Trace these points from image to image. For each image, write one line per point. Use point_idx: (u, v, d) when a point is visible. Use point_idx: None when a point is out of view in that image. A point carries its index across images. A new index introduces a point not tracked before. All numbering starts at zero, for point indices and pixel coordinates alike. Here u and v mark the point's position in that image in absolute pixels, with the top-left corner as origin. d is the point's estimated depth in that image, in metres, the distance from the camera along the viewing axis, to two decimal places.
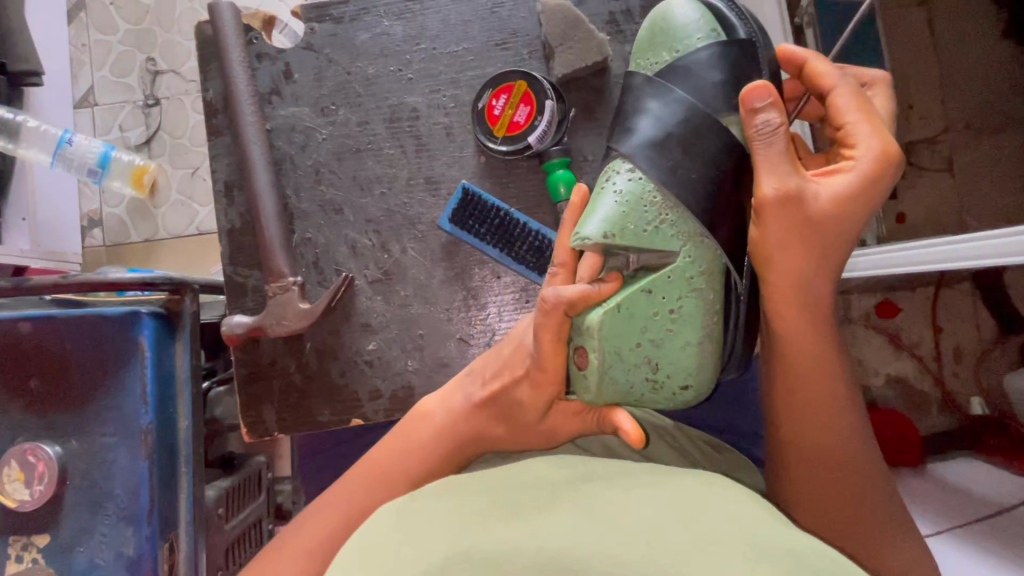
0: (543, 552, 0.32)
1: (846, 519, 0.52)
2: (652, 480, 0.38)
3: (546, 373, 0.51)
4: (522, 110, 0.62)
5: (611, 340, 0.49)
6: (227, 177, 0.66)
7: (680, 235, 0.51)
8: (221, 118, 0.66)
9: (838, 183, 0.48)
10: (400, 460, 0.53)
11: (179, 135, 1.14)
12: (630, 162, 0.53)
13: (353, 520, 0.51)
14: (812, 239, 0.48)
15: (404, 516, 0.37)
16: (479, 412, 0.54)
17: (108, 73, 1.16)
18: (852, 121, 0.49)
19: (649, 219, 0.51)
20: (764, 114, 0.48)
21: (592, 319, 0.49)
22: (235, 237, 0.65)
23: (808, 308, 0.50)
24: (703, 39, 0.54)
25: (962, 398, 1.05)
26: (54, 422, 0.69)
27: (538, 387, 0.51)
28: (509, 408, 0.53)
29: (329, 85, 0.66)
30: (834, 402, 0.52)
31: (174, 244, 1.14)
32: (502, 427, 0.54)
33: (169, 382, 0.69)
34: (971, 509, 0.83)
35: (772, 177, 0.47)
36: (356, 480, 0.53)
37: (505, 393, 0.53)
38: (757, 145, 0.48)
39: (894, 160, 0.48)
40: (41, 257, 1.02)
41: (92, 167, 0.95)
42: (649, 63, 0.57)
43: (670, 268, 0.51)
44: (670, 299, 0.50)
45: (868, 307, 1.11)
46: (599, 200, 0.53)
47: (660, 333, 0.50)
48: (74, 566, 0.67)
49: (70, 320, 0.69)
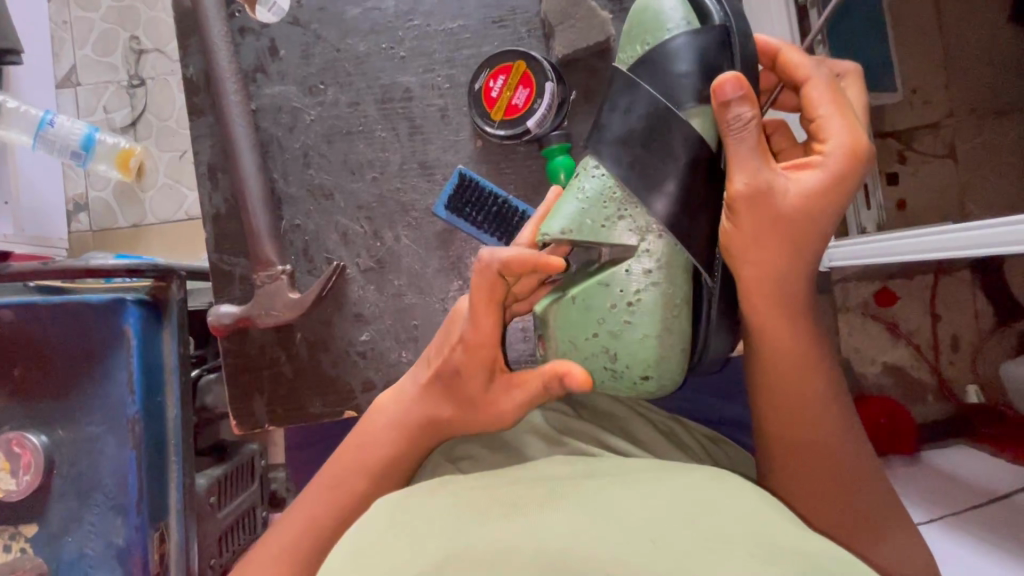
0: (543, 549, 0.31)
1: (842, 513, 0.50)
2: (643, 476, 0.37)
3: (479, 333, 0.46)
4: (521, 92, 0.59)
5: (568, 332, 0.51)
6: (210, 160, 0.63)
7: (638, 229, 0.50)
8: (204, 96, 0.63)
9: (808, 179, 0.46)
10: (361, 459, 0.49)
11: (165, 118, 1.11)
12: (596, 158, 0.53)
13: (316, 524, 0.48)
14: (783, 235, 0.46)
15: (399, 515, 0.36)
16: (426, 392, 0.49)
17: (90, 52, 1.12)
18: (824, 114, 0.47)
19: (610, 212, 0.51)
20: (737, 105, 0.45)
21: (547, 309, 0.53)
22: (220, 223, 0.63)
23: (780, 303, 0.49)
24: (675, 28, 0.51)
25: (958, 386, 1.07)
26: (38, 410, 0.67)
27: (475, 349, 0.46)
28: (452, 381, 0.47)
29: (318, 62, 0.63)
30: (813, 397, 0.50)
31: (162, 230, 1.11)
32: (450, 404, 0.48)
33: (156, 370, 0.68)
34: (966, 495, 0.83)
35: (742, 172, 0.46)
36: (324, 481, 0.49)
37: (446, 365, 0.47)
38: (730, 140, 0.46)
39: (868, 152, 0.47)
40: (27, 242, 0.99)
41: (76, 150, 0.93)
42: (626, 56, 0.55)
43: (628, 260, 0.50)
44: (628, 290, 0.50)
45: (865, 295, 1.08)
46: (564, 198, 0.53)
47: (618, 325, 0.50)
48: (62, 556, 0.66)
49: (53, 307, 0.67)
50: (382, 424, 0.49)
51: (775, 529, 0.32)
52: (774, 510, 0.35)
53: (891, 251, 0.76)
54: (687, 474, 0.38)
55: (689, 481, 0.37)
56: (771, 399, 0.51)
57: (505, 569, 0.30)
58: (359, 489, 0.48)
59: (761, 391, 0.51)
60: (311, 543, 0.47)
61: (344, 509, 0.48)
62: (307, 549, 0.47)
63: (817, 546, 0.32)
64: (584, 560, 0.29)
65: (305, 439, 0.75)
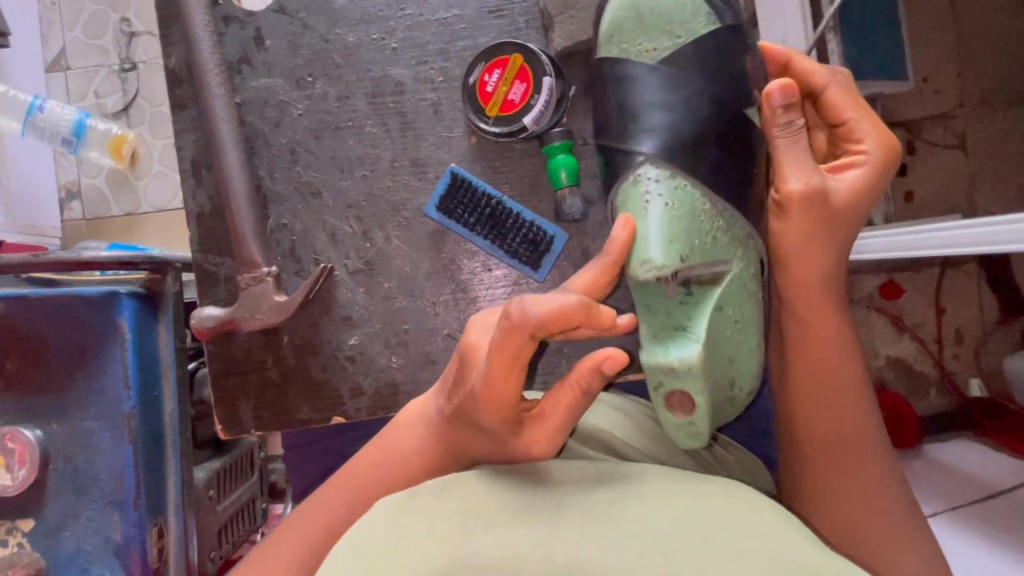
0: (550, 564, 0.30)
1: (867, 512, 0.48)
2: (654, 488, 0.36)
3: (496, 380, 0.42)
4: (518, 87, 0.58)
5: (706, 373, 0.45)
6: (195, 155, 0.62)
7: (734, 242, 0.49)
8: (187, 89, 0.61)
9: (853, 177, 0.48)
10: (379, 470, 0.49)
11: (159, 103, 1.09)
12: (667, 168, 0.49)
13: (335, 532, 0.47)
14: (835, 230, 0.47)
15: (405, 514, 0.35)
16: (449, 426, 0.48)
17: (79, 34, 1.09)
18: (852, 116, 0.49)
19: (705, 230, 0.48)
20: (785, 114, 0.47)
21: (686, 357, 0.44)
22: (205, 221, 0.62)
23: (831, 289, 0.49)
24: (704, 24, 0.51)
25: (960, 377, 1.06)
26: (33, 405, 0.66)
27: (498, 392, 0.43)
28: (478, 419, 0.45)
29: (305, 54, 0.61)
30: (857, 385, 0.49)
31: (156, 219, 1.10)
32: (484, 437, 0.46)
33: (152, 365, 0.67)
34: (967, 491, 0.83)
35: (796, 173, 0.47)
36: (337, 491, 0.49)
37: (462, 407, 0.46)
38: (782, 143, 0.47)
39: (896, 149, 0.50)
40: (18, 232, 0.98)
41: (66, 136, 0.91)
42: (644, 49, 0.51)
43: (728, 277, 0.48)
44: (736, 310, 0.48)
45: (872, 288, 1.05)
46: (643, 220, 0.47)
47: (733, 348, 0.48)
48: (60, 551, 0.66)
49: (44, 300, 0.66)
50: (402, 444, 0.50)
51: (782, 544, 0.32)
52: (783, 523, 0.35)
53: (902, 245, 0.75)
54: (701, 485, 0.37)
55: (705, 493, 0.36)
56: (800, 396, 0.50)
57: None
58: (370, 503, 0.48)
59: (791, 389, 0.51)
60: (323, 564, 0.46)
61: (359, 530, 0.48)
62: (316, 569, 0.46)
63: (822, 560, 0.31)
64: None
65: (298, 438, 0.75)
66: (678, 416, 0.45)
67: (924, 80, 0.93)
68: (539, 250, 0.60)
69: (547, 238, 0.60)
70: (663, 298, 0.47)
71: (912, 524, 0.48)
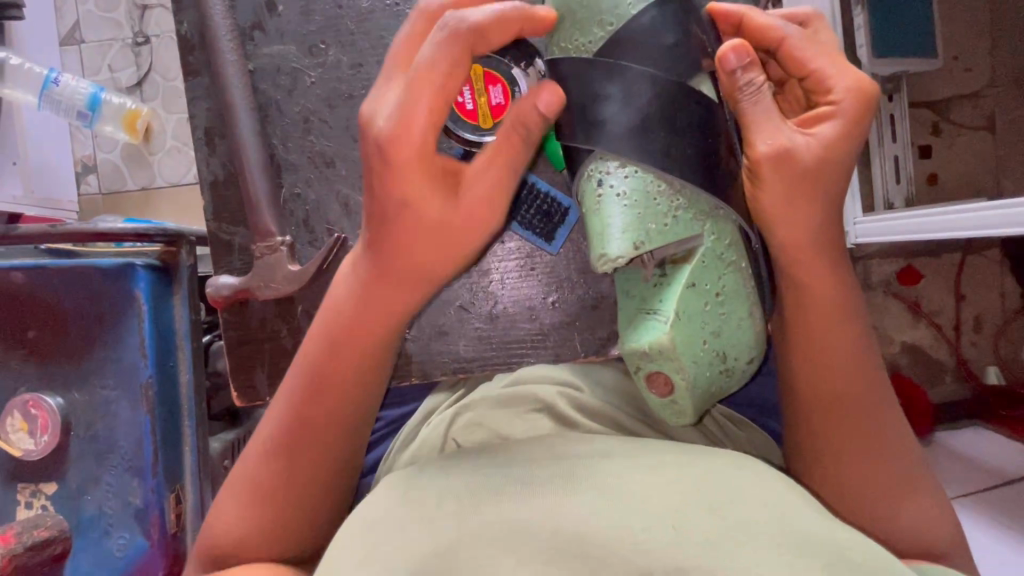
0: (560, 534, 0.30)
1: (872, 483, 0.47)
2: (666, 458, 0.36)
3: (416, 139, 0.36)
4: (495, 90, 0.58)
5: (688, 347, 0.45)
6: (208, 123, 0.62)
7: (699, 216, 0.47)
8: (199, 56, 0.61)
9: (826, 129, 0.45)
10: (321, 335, 0.43)
11: (171, 78, 1.08)
12: (615, 155, 0.48)
13: (306, 418, 0.44)
14: (813, 186, 0.45)
15: (413, 491, 0.36)
16: (380, 240, 0.40)
17: (92, 7, 1.09)
18: (817, 66, 0.46)
19: (663, 211, 0.47)
20: (744, 73, 0.44)
21: (657, 341, 0.45)
22: (220, 190, 0.62)
23: (827, 251, 0.47)
24: (636, 4, 0.48)
25: (977, 366, 1.04)
26: (53, 373, 0.68)
27: (423, 159, 0.37)
28: (414, 208, 0.38)
29: (318, 20, 0.60)
30: (849, 348, 0.48)
31: (170, 194, 1.10)
32: (427, 230, 0.39)
33: (168, 333, 0.68)
34: (980, 480, 0.83)
35: (763, 133, 0.44)
36: (294, 399, 0.44)
37: (385, 207, 0.38)
38: (743, 106, 0.44)
39: (874, 91, 0.46)
40: (37, 205, 0.99)
41: (81, 109, 0.92)
42: (580, 45, 0.49)
43: (700, 252, 0.47)
44: (713, 283, 0.47)
45: (889, 273, 1.02)
46: (603, 214, 0.47)
47: (717, 323, 0.47)
48: (82, 514, 0.68)
49: (63, 269, 0.67)
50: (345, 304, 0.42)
51: (798, 515, 0.32)
52: (799, 499, 0.35)
53: (911, 229, 0.73)
54: (712, 457, 0.37)
55: (718, 463, 0.36)
56: (807, 372, 0.48)
57: (523, 552, 0.29)
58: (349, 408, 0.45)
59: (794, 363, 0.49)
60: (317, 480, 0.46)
61: (342, 434, 0.45)
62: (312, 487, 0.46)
63: (832, 532, 0.32)
64: (603, 547, 0.29)
65: None
66: (658, 392, 0.46)
67: (956, 57, 0.90)
68: (553, 223, 0.60)
69: (562, 210, 0.60)
70: (638, 281, 0.49)
71: (919, 488, 0.48)
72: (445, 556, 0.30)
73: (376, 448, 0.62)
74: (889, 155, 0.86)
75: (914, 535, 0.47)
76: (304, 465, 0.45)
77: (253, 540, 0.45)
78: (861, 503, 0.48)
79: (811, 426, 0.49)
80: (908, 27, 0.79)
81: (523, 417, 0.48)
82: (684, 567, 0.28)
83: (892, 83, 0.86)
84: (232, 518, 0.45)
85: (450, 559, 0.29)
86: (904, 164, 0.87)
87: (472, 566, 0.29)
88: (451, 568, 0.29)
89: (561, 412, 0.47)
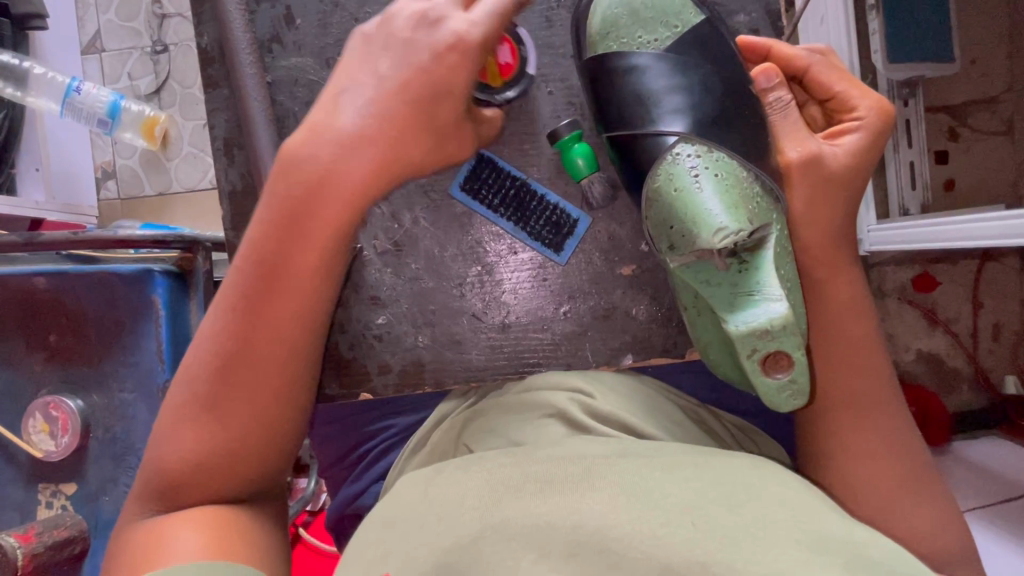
0: (579, 530, 0.30)
1: (898, 503, 0.45)
2: (680, 460, 0.36)
3: (469, 47, 0.43)
4: (503, 48, 0.57)
5: (796, 326, 0.41)
6: (226, 134, 0.63)
7: (770, 199, 0.45)
8: (218, 68, 0.63)
9: (850, 141, 0.47)
10: (312, 229, 0.43)
11: (189, 84, 1.10)
12: (692, 142, 0.47)
13: (276, 327, 0.44)
14: (838, 195, 0.47)
15: (433, 488, 0.37)
16: (392, 119, 0.43)
17: (113, 17, 1.11)
18: (841, 88, 0.48)
19: (751, 193, 0.45)
20: (772, 92, 0.48)
21: (775, 316, 0.40)
22: (238, 200, 0.63)
23: (840, 266, 0.47)
24: (697, 13, 0.52)
25: (995, 376, 1.02)
26: (74, 377, 0.69)
27: (462, 64, 0.44)
28: (425, 110, 0.43)
29: (335, 33, 0.61)
30: (866, 362, 0.47)
31: (186, 200, 1.12)
32: (425, 136, 0.44)
33: (184, 339, 0.69)
34: (998, 490, 0.81)
35: (792, 142, 0.47)
36: (256, 305, 0.44)
37: (422, 91, 0.43)
38: (773, 120, 0.48)
39: (894, 113, 0.48)
40: (59, 210, 1.03)
41: (102, 117, 0.93)
42: (643, 41, 0.52)
43: (778, 240, 0.44)
44: (787, 268, 0.44)
45: (904, 280, 1.01)
46: (696, 195, 0.45)
47: (797, 305, 0.44)
48: (100, 514, 0.69)
49: (83, 276, 0.68)
50: (317, 179, 0.43)
51: (815, 514, 0.32)
52: (819, 500, 0.34)
53: (929, 237, 0.72)
54: (726, 458, 0.38)
55: (732, 463, 0.37)
56: (824, 389, 0.47)
57: (541, 550, 0.29)
58: (306, 319, 0.45)
59: (817, 375, 0.47)
60: (240, 422, 0.44)
61: (297, 354, 0.45)
62: (252, 434, 0.44)
63: (851, 534, 0.31)
64: (621, 542, 0.29)
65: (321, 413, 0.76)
66: (777, 376, 0.41)
67: (973, 62, 0.89)
68: (562, 234, 0.60)
69: (571, 221, 0.61)
70: (723, 270, 0.44)
71: (942, 504, 0.46)
72: (469, 552, 0.30)
73: (387, 457, 0.62)
74: (904, 162, 0.85)
75: (941, 555, 0.45)
76: (241, 393, 0.44)
77: (175, 484, 0.43)
78: (884, 526, 0.45)
79: (824, 447, 0.48)
80: (928, 34, 0.78)
81: (530, 424, 0.48)
82: (704, 563, 0.27)
83: (909, 88, 0.85)
84: (171, 456, 0.44)
85: (471, 555, 0.30)
86: (920, 170, 0.86)
87: (494, 562, 0.29)
88: (472, 566, 0.29)
89: (575, 417, 0.48)
